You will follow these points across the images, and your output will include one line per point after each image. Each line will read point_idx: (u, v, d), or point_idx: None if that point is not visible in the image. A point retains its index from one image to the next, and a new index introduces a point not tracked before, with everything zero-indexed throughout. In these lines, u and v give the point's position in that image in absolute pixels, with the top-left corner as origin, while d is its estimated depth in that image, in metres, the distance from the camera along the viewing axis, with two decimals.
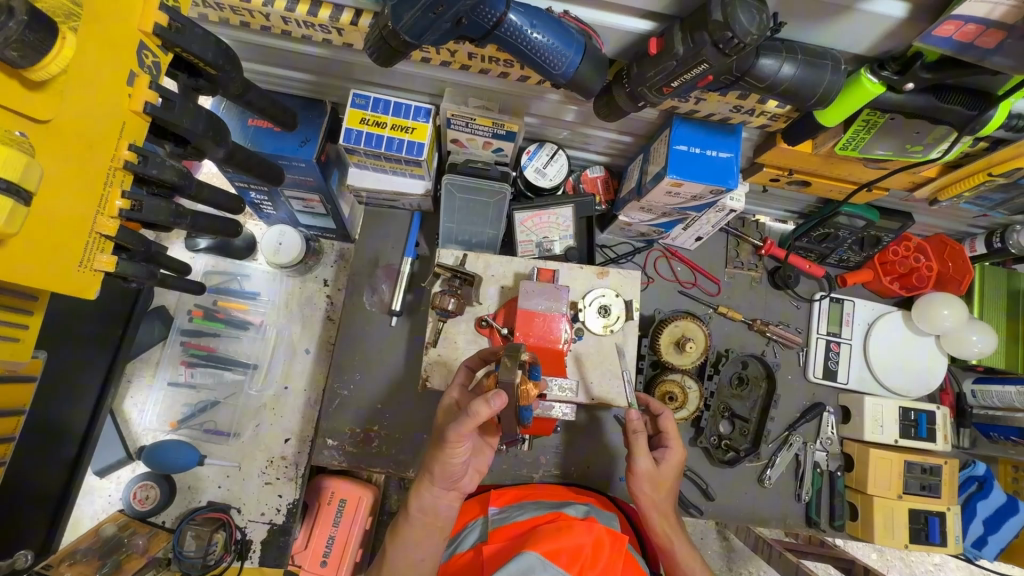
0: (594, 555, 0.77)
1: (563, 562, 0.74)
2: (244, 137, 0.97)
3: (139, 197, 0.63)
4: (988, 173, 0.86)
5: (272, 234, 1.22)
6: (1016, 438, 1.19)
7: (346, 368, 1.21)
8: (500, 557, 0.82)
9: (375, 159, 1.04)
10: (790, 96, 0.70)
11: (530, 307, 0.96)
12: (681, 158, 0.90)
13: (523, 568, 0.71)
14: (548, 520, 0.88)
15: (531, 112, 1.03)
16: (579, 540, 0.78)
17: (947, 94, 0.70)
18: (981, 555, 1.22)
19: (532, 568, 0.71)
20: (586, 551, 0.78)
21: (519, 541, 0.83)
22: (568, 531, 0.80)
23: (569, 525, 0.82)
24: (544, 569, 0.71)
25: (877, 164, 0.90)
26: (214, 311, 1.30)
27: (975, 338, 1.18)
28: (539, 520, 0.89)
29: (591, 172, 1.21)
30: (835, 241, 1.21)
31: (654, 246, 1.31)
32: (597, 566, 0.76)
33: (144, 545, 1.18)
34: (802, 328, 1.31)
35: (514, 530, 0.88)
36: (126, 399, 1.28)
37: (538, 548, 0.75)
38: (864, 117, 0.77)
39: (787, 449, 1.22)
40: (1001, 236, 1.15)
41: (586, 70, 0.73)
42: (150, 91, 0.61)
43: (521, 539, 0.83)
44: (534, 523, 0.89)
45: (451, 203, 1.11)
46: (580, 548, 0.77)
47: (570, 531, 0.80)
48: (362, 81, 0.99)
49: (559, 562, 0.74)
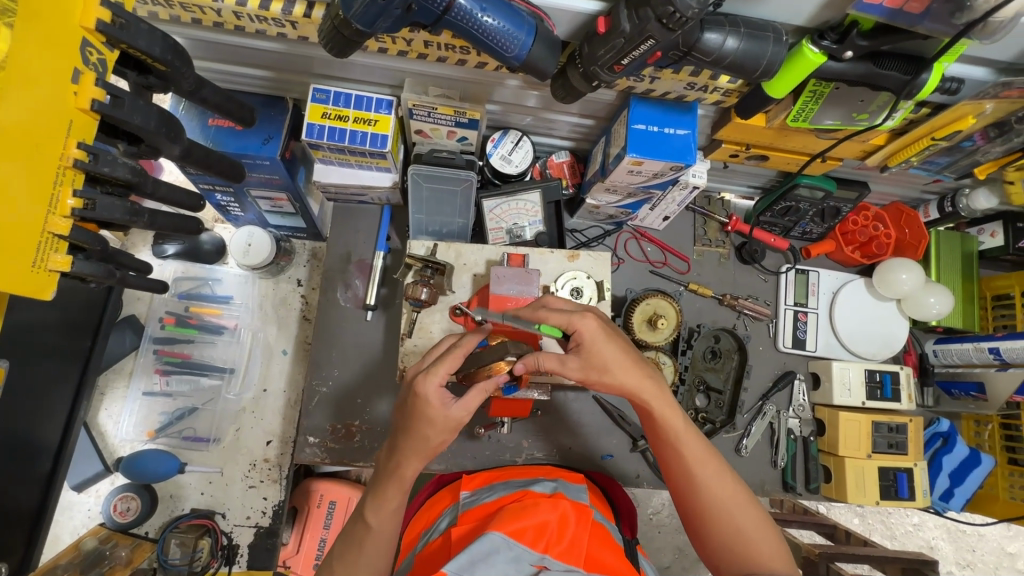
0: (560, 531, 0.79)
1: (529, 539, 0.76)
2: (204, 137, 0.97)
3: (91, 196, 0.63)
4: (932, 138, 0.89)
5: (241, 235, 1.21)
6: (976, 393, 1.24)
7: (324, 364, 1.20)
8: (467, 539, 0.83)
9: (340, 154, 1.04)
10: (736, 69, 0.73)
11: (502, 292, 0.98)
12: (640, 137, 0.92)
13: (489, 548, 0.73)
14: (514, 499, 0.90)
15: (493, 100, 1.04)
16: (544, 517, 0.81)
17: (884, 61, 0.73)
18: (949, 507, 1.28)
19: (498, 548, 0.73)
20: (553, 527, 0.79)
21: (485, 522, 0.85)
22: (533, 510, 0.82)
23: (535, 504, 0.85)
24: (509, 549, 0.73)
25: (828, 134, 0.93)
26: (186, 317, 1.30)
27: (933, 300, 1.23)
28: (506, 500, 0.91)
29: (556, 158, 1.22)
30: (797, 214, 1.25)
31: (624, 229, 1.33)
32: (562, 541, 0.78)
33: (127, 556, 1.15)
34: (771, 300, 1.34)
35: (483, 511, 0.90)
36: (100, 412, 1.26)
37: (502, 529, 0.76)
38: (812, 87, 0.80)
39: (762, 417, 1.26)
40: (951, 200, 1.20)
41: (539, 51, 0.74)
42: (97, 89, 0.60)
43: (487, 520, 0.85)
44: (502, 503, 0.90)
45: (418, 193, 1.11)
46: (546, 524, 0.80)
47: (535, 510, 0.82)
48: (321, 75, 0.99)
49: (525, 541, 0.76)
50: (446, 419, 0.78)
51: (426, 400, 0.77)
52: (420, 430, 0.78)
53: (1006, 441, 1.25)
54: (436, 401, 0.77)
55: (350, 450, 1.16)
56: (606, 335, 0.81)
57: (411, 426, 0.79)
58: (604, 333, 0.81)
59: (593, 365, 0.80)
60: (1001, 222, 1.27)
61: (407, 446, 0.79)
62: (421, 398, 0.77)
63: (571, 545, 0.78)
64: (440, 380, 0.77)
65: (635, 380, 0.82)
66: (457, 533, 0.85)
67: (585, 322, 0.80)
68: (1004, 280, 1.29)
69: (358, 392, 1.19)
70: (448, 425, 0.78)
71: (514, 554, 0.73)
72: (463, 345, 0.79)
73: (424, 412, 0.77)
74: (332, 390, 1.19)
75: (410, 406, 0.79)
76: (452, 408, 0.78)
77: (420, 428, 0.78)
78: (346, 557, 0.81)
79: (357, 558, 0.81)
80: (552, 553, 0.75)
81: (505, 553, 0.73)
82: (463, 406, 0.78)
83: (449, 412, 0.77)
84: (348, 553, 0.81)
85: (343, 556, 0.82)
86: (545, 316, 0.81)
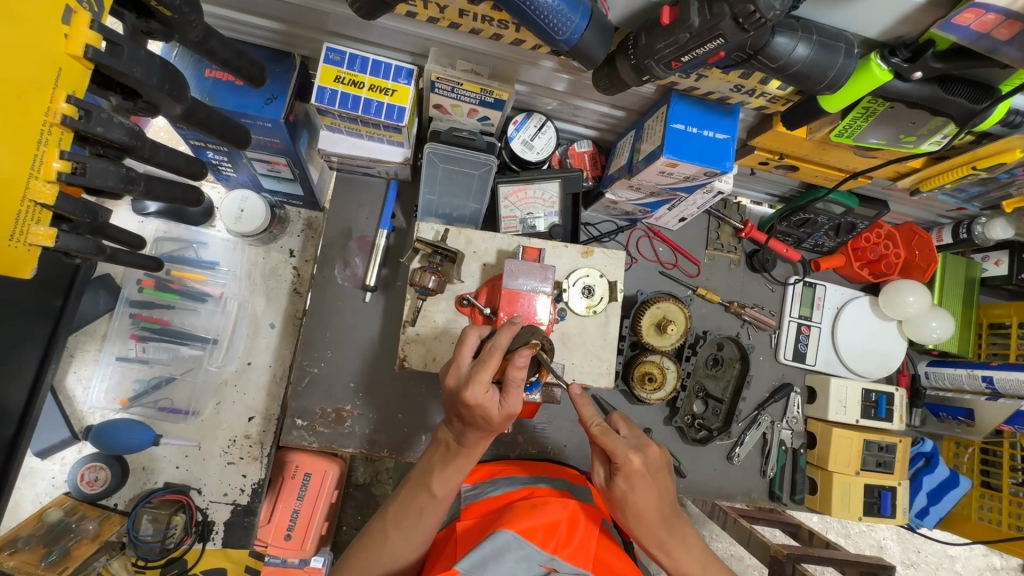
0: (569, 532, 0.80)
1: (539, 539, 0.76)
2: (201, 91, 0.88)
3: (81, 159, 0.56)
4: (971, 167, 0.87)
5: (233, 199, 1.12)
6: (963, 418, 1.27)
7: (316, 343, 1.14)
8: (475, 533, 0.82)
9: (350, 122, 0.96)
10: (800, 79, 0.68)
11: (515, 287, 0.93)
12: (677, 138, 0.87)
13: (500, 546, 0.73)
14: (522, 495, 0.89)
15: (520, 80, 0.96)
16: (555, 516, 0.81)
17: (952, 85, 0.69)
18: (922, 524, 1.31)
19: (509, 546, 0.73)
20: (562, 527, 0.80)
21: (493, 517, 0.84)
22: (543, 507, 0.82)
23: (544, 502, 0.84)
24: (520, 548, 0.74)
25: (866, 152, 0.90)
26: (167, 282, 1.20)
27: (933, 324, 1.24)
28: (514, 496, 0.90)
29: (578, 146, 1.15)
30: (813, 227, 1.22)
31: (637, 226, 1.28)
32: (572, 544, 0.78)
33: (95, 530, 1.10)
34: (776, 310, 1.33)
35: (489, 505, 0.89)
36: (69, 375, 1.18)
37: (514, 527, 0.76)
38: (865, 104, 0.76)
39: (756, 427, 1.26)
40: (967, 227, 1.20)
41: (591, 37, 0.68)
42: (91, 32, 0.53)
43: (495, 515, 0.84)
44: (509, 499, 0.89)
45: (433, 173, 1.05)
46: (556, 524, 0.80)
47: (546, 507, 0.82)
48: (337, 34, 0.90)
49: (535, 540, 0.76)
50: (501, 414, 0.77)
51: (480, 407, 0.75)
52: (482, 427, 0.79)
53: (983, 464, 1.28)
54: (489, 404, 0.76)
55: (340, 435, 1.11)
56: (645, 479, 0.78)
57: (470, 424, 0.79)
58: (645, 475, 0.78)
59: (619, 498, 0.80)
60: (1007, 251, 1.27)
61: (471, 436, 0.80)
62: (472, 405, 0.76)
63: (579, 547, 0.79)
64: (486, 386, 0.75)
65: (653, 528, 0.80)
66: (462, 527, 0.84)
67: (629, 460, 0.77)
68: (1003, 309, 1.30)
69: (350, 374, 1.14)
70: (504, 418, 0.78)
71: (524, 554, 0.73)
72: (498, 345, 0.76)
73: (479, 414, 0.77)
74: (324, 371, 1.13)
75: (464, 416, 0.78)
76: (501, 404, 0.77)
77: (480, 425, 0.78)
78: (403, 521, 0.82)
79: (417, 522, 0.82)
80: (562, 555, 0.76)
81: (516, 552, 0.73)
82: (508, 405, 0.77)
83: (499, 412, 0.77)
84: (404, 517, 0.82)
85: (398, 518, 0.82)
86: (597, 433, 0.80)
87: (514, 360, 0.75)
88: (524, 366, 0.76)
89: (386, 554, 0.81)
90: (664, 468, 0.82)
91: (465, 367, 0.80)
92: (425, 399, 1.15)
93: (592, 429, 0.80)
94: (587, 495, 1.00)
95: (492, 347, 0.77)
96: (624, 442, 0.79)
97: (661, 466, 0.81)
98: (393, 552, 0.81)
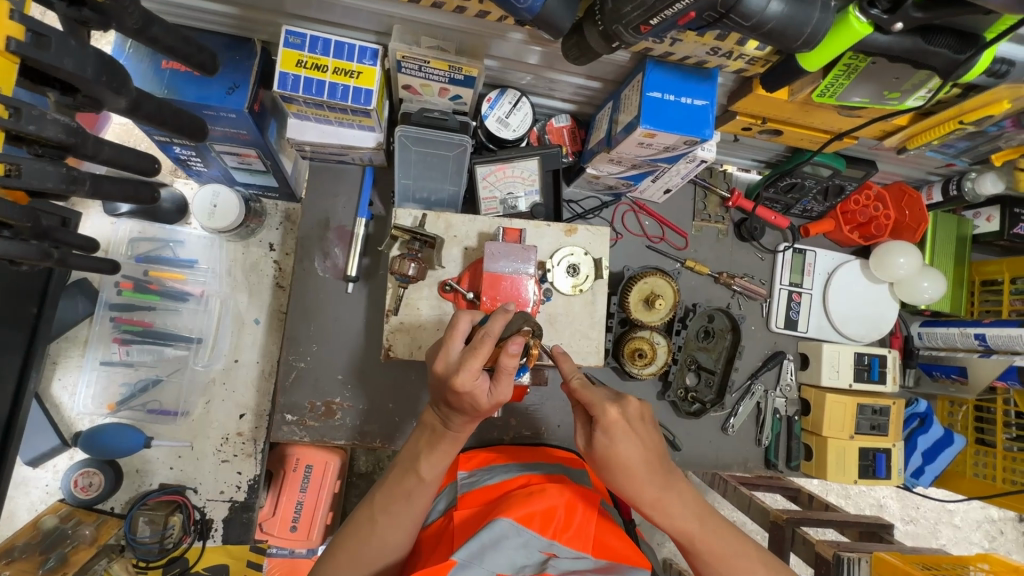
0: (567, 518, 0.80)
1: (538, 526, 0.76)
2: (158, 83, 0.85)
3: (16, 161, 0.53)
4: (958, 122, 0.84)
5: (205, 195, 1.09)
6: (957, 375, 1.27)
7: (301, 337, 1.12)
8: (472, 524, 0.81)
9: (317, 109, 0.93)
10: (775, 38, 0.65)
11: (497, 269, 0.92)
12: (654, 107, 0.84)
13: (498, 535, 0.73)
14: (520, 483, 0.89)
15: (491, 55, 0.92)
16: (551, 502, 0.80)
17: (935, 36, 0.66)
18: (918, 483, 1.31)
19: (507, 534, 0.73)
20: (560, 513, 0.80)
21: (491, 506, 0.83)
22: (540, 494, 0.81)
23: (540, 489, 0.83)
24: (518, 535, 0.74)
25: (850, 111, 0.88)
26: (146, 282, 1.17)
27: (925, 284, 1.22)
28: (511, 485, 0.90)
29: (556, 121, 1.12)
30: (801, 191, 1.20)
31: (622, 200, 1.26)
32: (570, 528, 0.78)
33: (92, 535, 1.11)
34: (766, 279, 1.31)
35: (487, 495, 0.88)
36: (53, 382, 1.17)
37: (511, 514, 0.76)
38: (847, 60, 0.74)
39: (750, 397, 1.26)
40: (957, 184, 1.17)
41: (554, 4, 0.65)
42: (14, 24, 0.50)
43: (494, 505, 0.83)
44: (506, 489, 0.89)
45: (406, 156, 1.01)
46: (553, 510, 0.80)
47: (542, 494, 0.82)
48: (296, 16, 0.86)
49: (533, 527, 0.76)
50: (490, 403, 0.77)
51: (470, 394, 0.74)
52: (467, 412, 0.78)
53: (977, 422, 1.29)
54: (479, 392, 0.74)
55: (330, 427, 1.11)
56: (627, 430, 0.75)
57: (457, 409, 0.78)
58: (627, 427, 0.75)
59: (603, 455, 0.76)
60: (999, 206, 1.24)
61: (458, 421, 0.79)
62: (461, 393, 0.74)
63: (578, 531, 0.79)
64: (476, 374, 0.73)
65: (643, 483, 0.75)
66: (460, 518, 0.83)
67: (607, 411, 0.75)
68: (994, 265, 1.28)
69: (337, 366, 1.13)
70: (493, 406, 0.77)
71: (523, 541, 0.73)
72: (490, 333, 0.74)
73: (468, 401, 0.75)
74: (310, 365, 1.12)
75: (450, 400, 0.77)
76: (490, 392, 0.76)
77: (467, 410, 0.77)
78: (391, 506, 0.80)
79: (405, 507, 0.81)
80: (561, 541, 0.76)
81: (515, 539, 0.73)
82: (496, 394, 0.76)
83: (486, 400, 0.76)
84: (392, 502, 0.80)
85: (385, 503, 0.81)
86: (577, 390, 0.79)
87: (507, 348, 0.73)
88: (516, 353, 0.74)
89: (374, 538, 0.79)
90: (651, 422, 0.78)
91: (455, 353, 0.78)
92: (414, 388, 1.14)
93: (573, 383, 0.80)
94: (583, 476, 0.99)
95: (484, 335, 0.74)
96: (602, 395, 0.77)
97: (645, 419, 0.77)
98: (382, 538, 0.80)
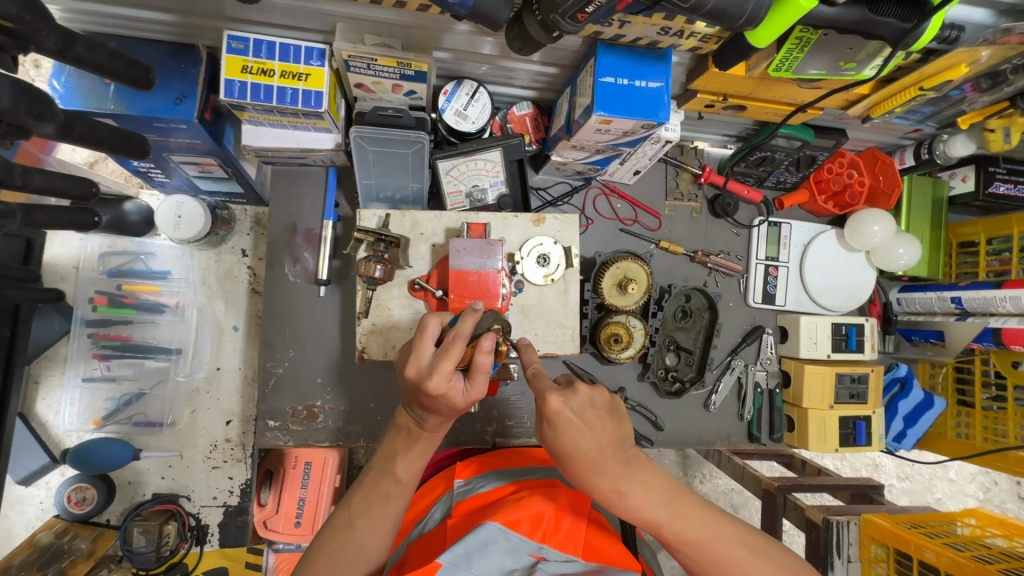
0: (556, 522, 0.80)
1: (526, 530, 0.76)
2: (107, 98, 0.84)
3: None
4: (919, 88, 0.83)
5: (169, 205, 1.08)
6: (934, 340, 1.28)
7: (277, 344, 1.12)
8: (463, 529, 0.80)
9: (269, 114, 0.91)
10: (716, 17, 0.63)
11: (462, 266, 0.91)
12: (608, 92, 0.82)
13: (485, 540, 0.72)
14: (511, 491, 0.88)
15: (442, 47, 0.90)
16: (540, 508, 0.80)
17: (880, 5, 0.65)
18: (900, 447, 1.32)
19: (494, 539, 0.73)
20: (549, 518, 0.80)
21: (482, 512, 0.83)
22: (528, 500, 0.81)
23: (529, 494, 0.83)
24: (506, 540, 0.74)
25: (811, 83, 0.86)
26: (119, 297, 1.16)
27: (902, 251, 1.21)
28: (504, 491, 0.89)
29: (518, 109, 1.10)
30: (772, 164, 1.18)
31: (592, 184, 1.25)
32: (559, 532, 0.79)
33: (89, 547, 1.14)
34: (742, 254, 1.30)
35: (480, 501, 0.87)
36: (38, 402, 1.19)
37: (499, 519, 0.76)
38: (797, 34, 0.72)
39: (729, 373, 1.27)
40: (928, 147, 1.15)
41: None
42: None
43: (486, 510, 0.83)
44: (499, 495, 0.88)
45: (364, 157, 0.99)
46: (542, 516, 0.79)
47: (531, 500, 0.81)
48: (237, 20, 0.84)
49: (521, 531, 0.76)
50: (467, 402, 0.77)
51: (444, 396, 0.74)
52: (444, 412, 0.78)
53: (958, 383, 1.30)
54: (452, 392, 0.74)
55: (314, 430, 1.12)
56: (573, 420, 0.75)
57: (432, 411, 0.78)
58: (573, 417, 0.75)
59: (554, 445, 0.77)
60: (974, 166, 1.23)
61: (432, 420, 0.80)
62: (436, 396, 0.74)
63: (569, 534, 0.79)
64: (450, 376, 0.73)
65: (594, 471, 0.76)
66: (451, 523, 0.82)
67: (549, 404, 0.75)
68: (971, 227, 1.28)
69: (316, 370, 1.13)
70: (470, 404, 0.77)
71: (512, 544, 0.73)
72: (461, 334, 0.73)
73: (444, 403, 0.75)
74: (288, 371, 1.12)
75: (426, 403, 0.77)
76: (465, 392, 0.76)
77: (443, 411, 0.78)
78: (369, 510, 0.81)
79: (383, 508, 0.82)
80: (551, 544, 0.77)
81: (502, 543, 0.73)
82: (470, 393, 0.76)
83: (459, 400, 0.76)
84: (370, 505, 0.81)
85: (363, 508, 0.82)
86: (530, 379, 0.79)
87: (479, 345, 0.73)
88: (489, 350, 0.73)
89: (354, 544, 0.80)
90: (604, 409, 0.77)
91: (426, 358, 0.77)
92: (394, 386, 1.15)
93: (529, 372, 0.80)
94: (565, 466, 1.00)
95: (455, 335, 0.74)
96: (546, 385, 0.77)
97: (595, 407, 0.77)
98: (362, 541, 0.81)
